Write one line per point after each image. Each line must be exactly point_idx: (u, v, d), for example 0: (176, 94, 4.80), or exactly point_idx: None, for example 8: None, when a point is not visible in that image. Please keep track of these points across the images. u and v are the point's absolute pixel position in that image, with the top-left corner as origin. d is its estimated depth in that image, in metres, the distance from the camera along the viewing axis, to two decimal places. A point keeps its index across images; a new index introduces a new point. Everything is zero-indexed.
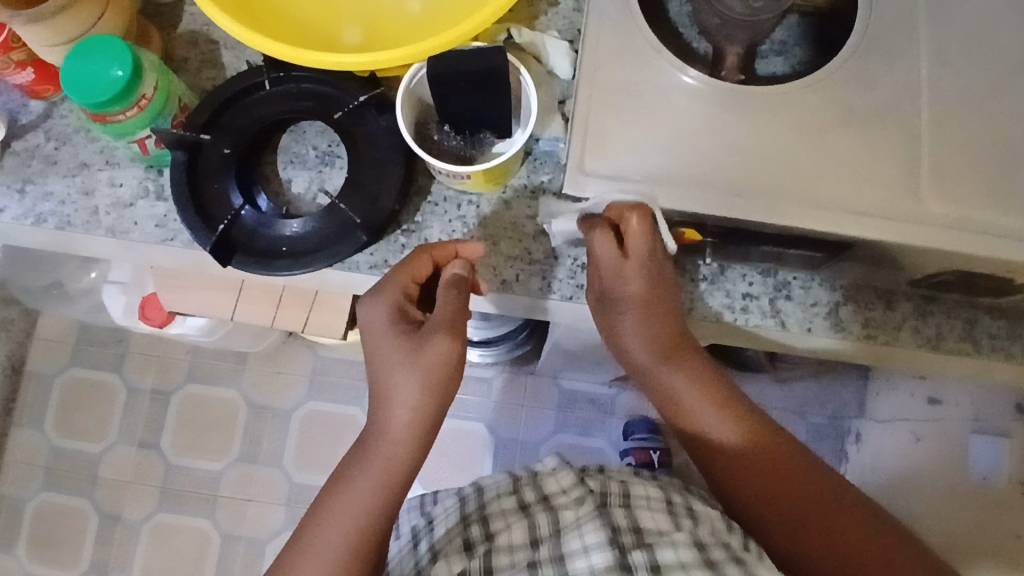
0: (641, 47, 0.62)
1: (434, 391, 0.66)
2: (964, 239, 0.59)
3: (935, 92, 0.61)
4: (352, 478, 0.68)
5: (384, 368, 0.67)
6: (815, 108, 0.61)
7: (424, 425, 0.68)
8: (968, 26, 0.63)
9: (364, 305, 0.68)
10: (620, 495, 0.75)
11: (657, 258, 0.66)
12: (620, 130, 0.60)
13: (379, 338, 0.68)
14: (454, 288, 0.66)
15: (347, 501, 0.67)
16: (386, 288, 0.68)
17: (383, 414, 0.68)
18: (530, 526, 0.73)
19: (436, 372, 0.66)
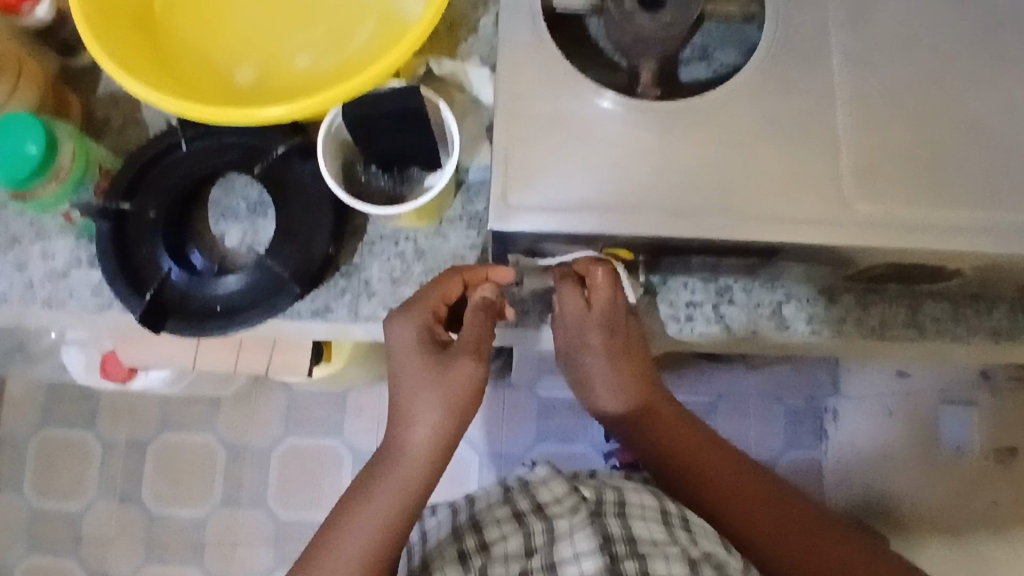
0: (556, 74, 0.61)
1: (455, 415, 0.68)
2: (891, 236, 0.60)
3: (850, 91, 0.62)
4: (366, 497, 0.69)
5: (403, 390, 0.68)
6: (735, 117, 0.61)
7: (440, 448, 0.69)
8: (876, 23, 0.64)
9: (395, 324, 0.68)
10: (616, 503, 0.75)
11: (619, 307, 0.69)
12: (542, 160, 0.60)
13: (406, 357, 0.68)
14: (482, 314, 0.66)
15: (357, 519, 0.68)
16: (416, 308, 0.68)
17: (397, 435, 0.69)
18: (527, 534, 0.73)
19: (456, 398, 0.68)
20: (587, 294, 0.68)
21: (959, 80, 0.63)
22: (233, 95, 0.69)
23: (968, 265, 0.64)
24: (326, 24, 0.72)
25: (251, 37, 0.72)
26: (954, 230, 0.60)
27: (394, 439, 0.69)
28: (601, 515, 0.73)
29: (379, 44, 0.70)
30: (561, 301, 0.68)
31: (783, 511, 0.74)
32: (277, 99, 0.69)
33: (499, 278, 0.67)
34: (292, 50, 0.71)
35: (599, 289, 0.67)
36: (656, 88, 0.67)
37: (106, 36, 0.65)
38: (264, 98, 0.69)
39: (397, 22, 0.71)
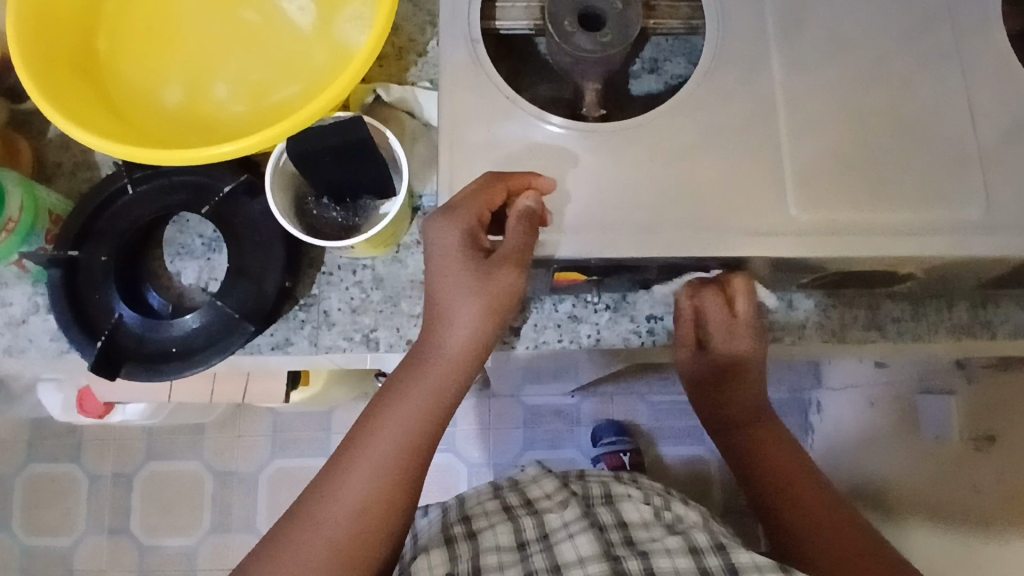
0: (497, 101, 0.62)
1: (495, 317, 0.62)
2: (837, 243, 0.60)
3: (790, 101, 0.63)
4: (399, 398, 0.63)
5: (443, 289, 0.61)
6: (678, 133, 0.62)
7: (479, 348, 0.63)
8: (816, 29, 0.64)
9: (433, 224, 0.60)
10: (603, 494, 0.85)
11: (761, 322, 0.73)
12: None
13: (444, 260, 0.60)
14: (525, 222, 0.58)
15: (392, 423, 0.62)
16: (460, 208, 0.59)
17: (435, 336, 0.63)
18: (516, 526, 0.79)
19: (498, 306, 0.61)
20: (731, 302, 0.71)
21: (898, 84, 0.63)
22: (132, 115, 0.70)
23: (919, 266, 0.64)
24: (268, 66, 0.72)
25: (189, 60, 0.72)
26: (900, 233, 0.61)
27: (431, 340, 0.63)
28: (590, 509, 0.80)
29: (294, 103, 0.70)
30: (707, 308, 0.72)
31: (769, 484, 0.80)
32: (168, 133, 0.69)
33: (540, 189, 0.60)
34: (218, 82, 0.71)
35: (738, 298, 0.69)
36: (601, 106, 0.68)
37: (48, 33, 0.67)
38: (158, 127, 0.70)
39: (319, 85, 0.70)
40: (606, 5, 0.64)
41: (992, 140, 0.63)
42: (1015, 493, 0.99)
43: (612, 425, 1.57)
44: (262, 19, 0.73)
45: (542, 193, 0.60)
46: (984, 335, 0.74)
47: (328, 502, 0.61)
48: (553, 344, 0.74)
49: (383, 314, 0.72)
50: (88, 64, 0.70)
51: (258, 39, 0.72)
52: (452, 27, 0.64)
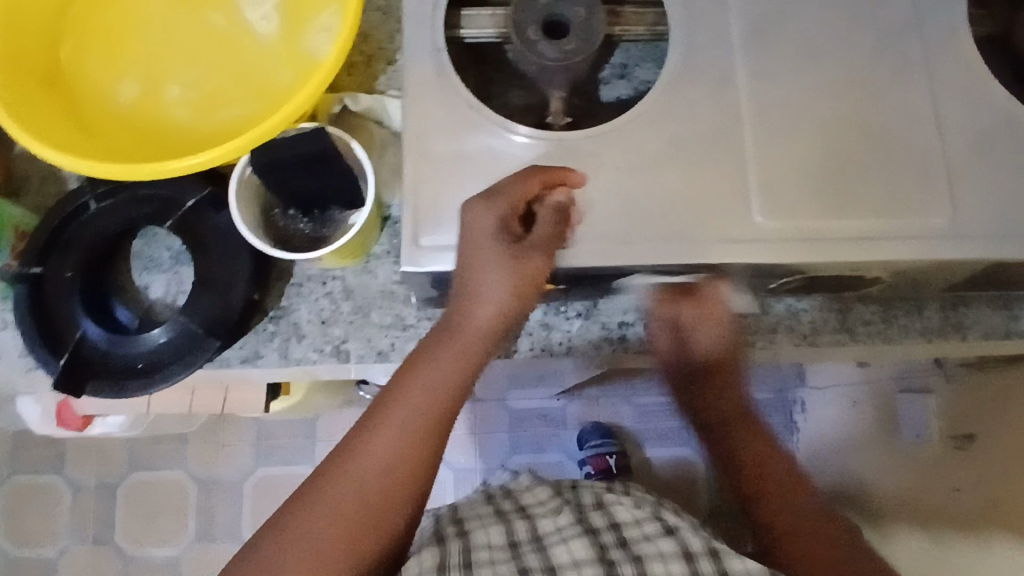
0: (462, 110, 0.62)
1: (521, 295, 0.60)
2: (801, 250, 0.60)
3: (755, 109, 0.63)
4: (425, 365, 0.61)
5: (472, 265, 0.59)
6: (644, 142, 0.62)
7: (505, 324, 0.62)
8: (781, 36, 0.64)
9: (472, 209, 0.58)
10: (594, 500, 0.79)
11: (741, 320, 0.73)
12: (450, 198, 0.60)
13: (478, 243, 0.58)
14: (557, 218, 0.59)
15: (418, 389, 0.60)
16: (499, 194, 0.58)
17: (463, 307, 0.61)
18: (509, 527, 0.75)
19: (526, 289, 0.60)
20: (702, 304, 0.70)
21: (863, 91, 0.63)
22: (81, 111, 0.70)
23: (886, 271, 0.64)
24: (236, 77, 0.71)
25: (157, 64, 0.72)
26: (866, 239, 0.61)
27: (460, 310, 0.61)
28: (583, 515, 0.77)
29: (240, 125, 0.69)
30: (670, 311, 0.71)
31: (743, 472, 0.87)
32: (114, 135, 0.69)
33: (573, 185, 0.60)
34: (178, 91, 0.71)
35: (716, 303, 0.70)
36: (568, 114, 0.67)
37: (19, 34, 0.67)
38: (106, 127, 0.69)
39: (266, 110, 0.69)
40: (570, 13, 0.64)
41: (957, 145, 0.63)
42: (997, 492, 0.99)
43: (598, 428, 1.57)
44: (234, 29, 0.73)
45: (575, 189, 0.60)
46: (956, 337, 0.74)
47: (345, 480, 0.58)
48: (526, 353, 0.74)
49: (353, 324, 0.71)
50: (58, 67, 0.70)
51: (229, 48, 0.72)
52: (415, 36, 0.63)
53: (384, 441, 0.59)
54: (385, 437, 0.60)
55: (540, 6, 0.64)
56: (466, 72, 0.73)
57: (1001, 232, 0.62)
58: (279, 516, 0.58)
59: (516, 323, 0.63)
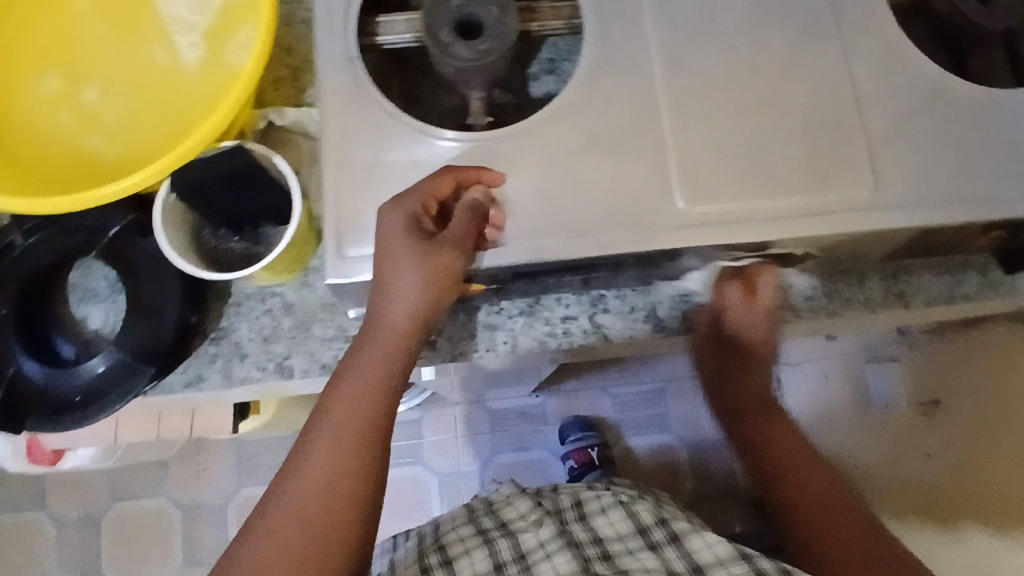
0: (378, 118, 0.61)
1: (438, 289, 0.59)
2: (724, 234, 0.61)
3: (672, 95, 0.63)
4: (349, 373, 0.60)
5: (385, 266, 0.58)
6: (563, 138, 0.62)
7: (427, 321, 0.60)
8: (693, 21, 0.64)
9: (383, 213, 0.58)
10: (575, 508, 0.80)
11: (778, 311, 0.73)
12: (372, 208, 0.60)
13: (390, 244, 0.57)
14: (472, 212, 0.58)
15: (344, 400, 0.59)
16: (407, 195, 0.59)
17: (380, 309, 0.60)
18: (492, 548, 0.75)
19: (443, 283, 0.59)
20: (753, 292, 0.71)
21: (779, 69, 0.64)
22: None
23: (819, 245, 0.64)
24: (158, 98, 0.71)
25: (79, 87, 0.72)
26: (789, 217, 0.61)
27: (377, 313, 0.60)
28: (561, 527, 0.77)
29: (145, 152, 0.69)
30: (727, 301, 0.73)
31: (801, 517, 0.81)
32: (15, 130, 0.69)
33: (491, 183, 0.60)
34: (90, 97, 0.71)
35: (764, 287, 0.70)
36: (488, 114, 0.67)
37: None
38: (12, 131, 0.69)
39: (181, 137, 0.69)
40: (485, 13, 0.63)
41: (877, 115, 0.63)
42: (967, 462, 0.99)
43: (580, 421, 1.57)
44: (154, 48, 0.72)
45: (490, 188, 0.60)
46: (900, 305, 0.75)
47: (284, 500, 0.57)
48: (472, 355, 0.73)
49: (296, 340, 0.71)
50: None
51: (150, 69, 0.72)
52: (329, 45, 0.63)
53: (317, 455, 0.57)
54: (318, 451, 0.58)
55: (453, 6, 0.64)
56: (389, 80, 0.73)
57: (926, 199, 0.62)
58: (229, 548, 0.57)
59: (437, 319, 0.62)
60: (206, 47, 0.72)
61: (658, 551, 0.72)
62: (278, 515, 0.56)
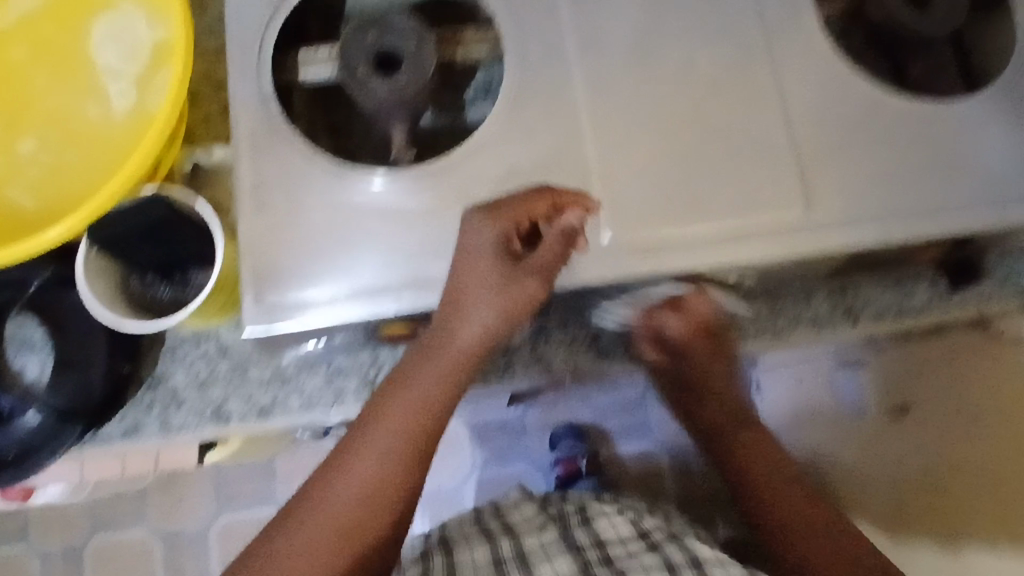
0: (298, 162, 0.61)
1: (505, 320, 0.59)
2: (651, 265, 0.60)
3: (595, 124, 0.62)
4: (416, 381, 0.58)
5: (470, 281, 0.57)
6: (487, 173, 0.61)
7: (489, 347, 0.60)
8: (615, 47, 0.63)
9: (469, 222, 0.58)
10: (580, 517, 0.76)
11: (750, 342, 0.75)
12: (293, 256, 0.59)
13: (472, 261, 0.57)
14: (563, 241, 0.59)
15: (400, 410, 0.56)
16: (501, 209, 0.57)
17: (455, 325, 0.58)
18: (493, 550, 0.70)
19: (516, 312, 0.58)
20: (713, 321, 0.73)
21: (705, 90, 0.62)
22: None
23: (754, 269, 0.63)
24: (84, 145, 0.70)
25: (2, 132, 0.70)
26: (718, 243, 0.60)
27: (448, 329, 0.58)
28: (565, 530, 0.74)
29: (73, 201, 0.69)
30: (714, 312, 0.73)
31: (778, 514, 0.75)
32: None
33: (588, 209, 0.59)
34: (16, 146, 0.70)
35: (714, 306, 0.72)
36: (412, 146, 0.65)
37: None
38: None
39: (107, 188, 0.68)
40: (401, 44, 0.62)
41: (807, 134, 0.62)
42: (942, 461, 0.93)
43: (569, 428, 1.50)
44: (80, 93, 0.71)
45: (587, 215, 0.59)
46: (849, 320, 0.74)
47: (319, 514, 0.54)
48: None
49: (232, 383, 0.70)
50: None
51: (75, 115, 0.71)
52: (243, 90, 0.62)
53: (362, 468, 0.55)
54: (360, 464, 0.55)
55: (370, 41, 0.62)
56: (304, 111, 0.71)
57: (864, 215, 0.60)
58: (251, 547, 0.54)
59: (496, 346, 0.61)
60: (133, 95, 0.70)
61: (657, 552, 0.67)
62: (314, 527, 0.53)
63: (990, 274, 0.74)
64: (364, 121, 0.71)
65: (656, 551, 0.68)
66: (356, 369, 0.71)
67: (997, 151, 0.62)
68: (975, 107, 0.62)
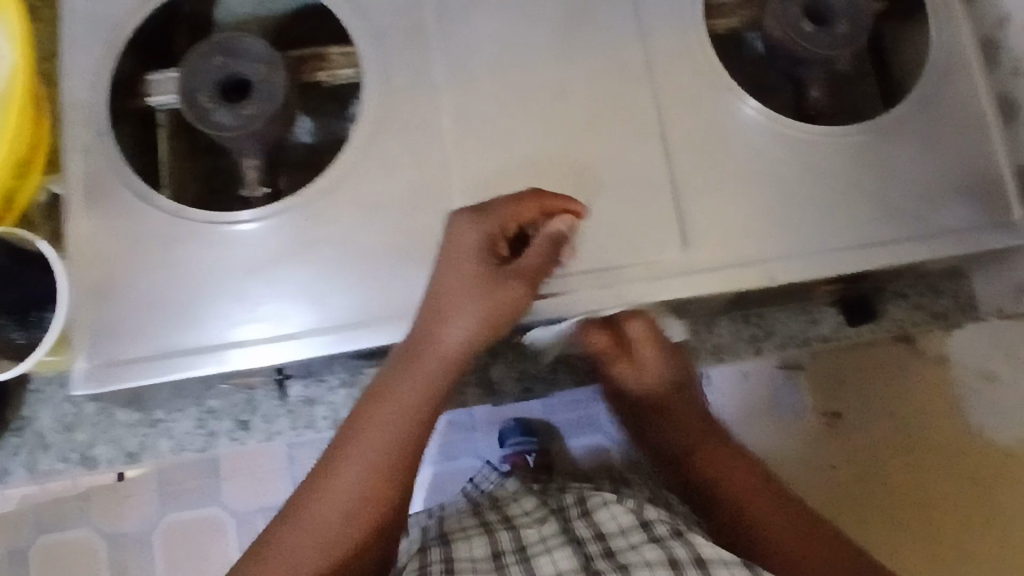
0: (135, 208, 0.56)
1: (495, 328, 0.48)
2: (522, 312, 0.56)
3: (463, 156, 0.57)
4: (385, 409, 0.47)
5: (451, 286, 0.48)
6: (344, 213, 0.56)
7: (473, 359, 0.49)
8: (486, 69, 0.58)
9: (456, 222, 0.49)
10: (579, 503, 0.55)
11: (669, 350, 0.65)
12: (130, 308, 0.55)
13: (457, 262, 0.48)
14: (552, 244, 0.50)
15: (366, 445, 0.46)
16: (487, 211, 0.49)
17: (435, 333, 0.48)
18: (494, 538, 0.53)
19: (502, 321, 0.48)
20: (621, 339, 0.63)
21: (582, 117, 0.57)
22: None
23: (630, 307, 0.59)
24: None
25: None
26: (593, 288, 0.56)
27: (428, 338, 0.48)
28: (567, 522, 0.53)
29: None
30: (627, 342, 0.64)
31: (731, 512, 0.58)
32: None
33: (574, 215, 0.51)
34: None
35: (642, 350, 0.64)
36: (268, 182, 0.60)
37: None
38: None
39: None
40: (250, 71, 0.56)
41: (688, 165, 0.58)
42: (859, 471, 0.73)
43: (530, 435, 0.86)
44: None
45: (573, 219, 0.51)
46: (736, 353, 0.75)
47: (307, 532, 0.44)
48: (286, 434, 0.69)
49: (99, 428, 0.69)
50: None
51: None
52: (77, 130, 0.57)
53: (350, 480, 0.45)
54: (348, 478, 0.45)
55: (213, 66, 0.56)
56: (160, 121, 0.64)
57: (740, 258, 0.57)
58: None
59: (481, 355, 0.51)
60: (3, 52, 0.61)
61: (659, 546, 0.49)
62: (306, 543, 0.44)
63: (902, 298, 0.75)
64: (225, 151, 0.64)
65: (659, 545, 0.49)
66: (231, 412, 0.69)
67: (874, 191, 0.60)
68: (854, 145, 0.60)
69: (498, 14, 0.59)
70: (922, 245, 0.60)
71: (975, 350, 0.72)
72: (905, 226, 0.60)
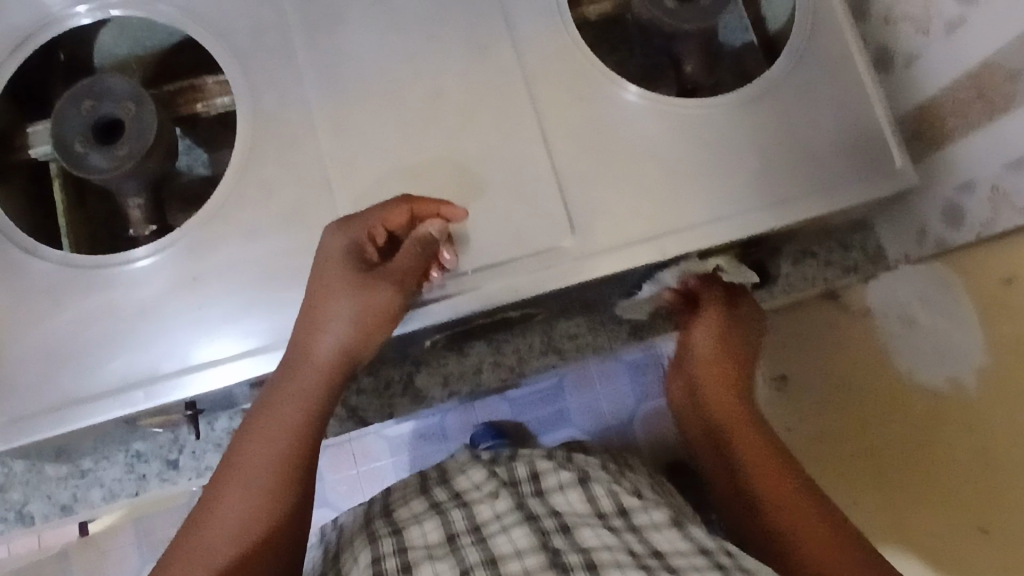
0: (19, 260, 0.56)
1: (367, 329, 0.50)
2: (416, 315, 0.57)
3: (342, 169, 0.57)
4: (268, 421, 0.49)
5: (318, 293, 0.50)
6: (232, 243, 0.57)
7: (353, 361, 0.51)
8: (357, 81, 0.59)
9: (325, 236, 0.52)
10: (532, 477, 0.53)
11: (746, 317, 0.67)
12: (25, 360, 0.55)
13: (325, 271, 0.51)
14: (421, 249, 0.52)
15: (255, 454, 0.48)
16: (354, 219, 0.52)
17: (308, 341, 0.50)
18: (445, 517, 0.50)
19: (373, 320, 0.50)
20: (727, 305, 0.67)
21: (456, 115, 0.58)
22: None
23: (545, 304, 0.64)
24: None
25: None
26: (484, 283, 0.57)
27: (302, 346, 0.50)
28: (522, 497, 0.51)
29: None
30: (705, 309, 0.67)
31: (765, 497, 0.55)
32: None
33: (449, 218, 0.55)
34: None
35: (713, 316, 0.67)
36: (153, 222, 0.61)
37: None
38: None
39: None
40: (118, 111, 0.57)
41: (566, 151, 0.58)
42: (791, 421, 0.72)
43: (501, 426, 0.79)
44: None
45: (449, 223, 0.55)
46: (659, 328, 0.78)
47: (193, 549, 0.45)
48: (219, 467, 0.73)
49: (30, 486, 0.74)
50: None
51: None
52: None
53: (227, 504, 0.47)
54: (229, 501, 0.47)
55: (85, 110, 0.57)
56: (52, 173, 0.62)
57: (635, 238, 0.58)
58: None
59: (363, 362, 0.53)
60: None
61: (615, 534, 0.47)
62: (188, 558, 0.45)
63: (812, 255, 0.79)
64: (114, 194, 0.63)
65: (615, 532, 0.48)
66: (170, 448, 0.73)
67: (761, 157, 0.60)
68: (736, 115, 0.60)
69: (365, 25, 0.60)
70: (811, 204, 0.59)
71: (889, 295, 0.67)
72: (796, 178, 0.59)
